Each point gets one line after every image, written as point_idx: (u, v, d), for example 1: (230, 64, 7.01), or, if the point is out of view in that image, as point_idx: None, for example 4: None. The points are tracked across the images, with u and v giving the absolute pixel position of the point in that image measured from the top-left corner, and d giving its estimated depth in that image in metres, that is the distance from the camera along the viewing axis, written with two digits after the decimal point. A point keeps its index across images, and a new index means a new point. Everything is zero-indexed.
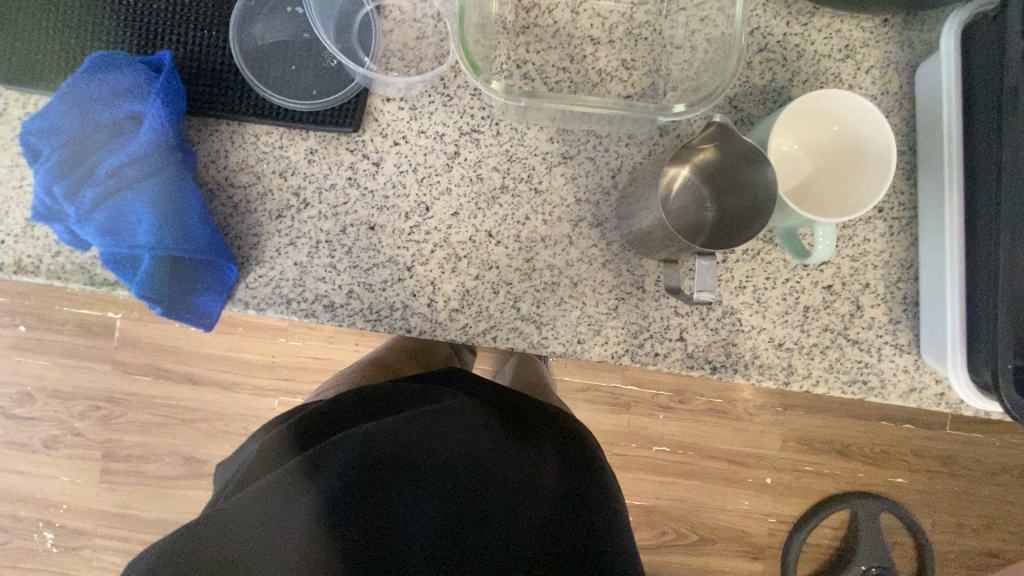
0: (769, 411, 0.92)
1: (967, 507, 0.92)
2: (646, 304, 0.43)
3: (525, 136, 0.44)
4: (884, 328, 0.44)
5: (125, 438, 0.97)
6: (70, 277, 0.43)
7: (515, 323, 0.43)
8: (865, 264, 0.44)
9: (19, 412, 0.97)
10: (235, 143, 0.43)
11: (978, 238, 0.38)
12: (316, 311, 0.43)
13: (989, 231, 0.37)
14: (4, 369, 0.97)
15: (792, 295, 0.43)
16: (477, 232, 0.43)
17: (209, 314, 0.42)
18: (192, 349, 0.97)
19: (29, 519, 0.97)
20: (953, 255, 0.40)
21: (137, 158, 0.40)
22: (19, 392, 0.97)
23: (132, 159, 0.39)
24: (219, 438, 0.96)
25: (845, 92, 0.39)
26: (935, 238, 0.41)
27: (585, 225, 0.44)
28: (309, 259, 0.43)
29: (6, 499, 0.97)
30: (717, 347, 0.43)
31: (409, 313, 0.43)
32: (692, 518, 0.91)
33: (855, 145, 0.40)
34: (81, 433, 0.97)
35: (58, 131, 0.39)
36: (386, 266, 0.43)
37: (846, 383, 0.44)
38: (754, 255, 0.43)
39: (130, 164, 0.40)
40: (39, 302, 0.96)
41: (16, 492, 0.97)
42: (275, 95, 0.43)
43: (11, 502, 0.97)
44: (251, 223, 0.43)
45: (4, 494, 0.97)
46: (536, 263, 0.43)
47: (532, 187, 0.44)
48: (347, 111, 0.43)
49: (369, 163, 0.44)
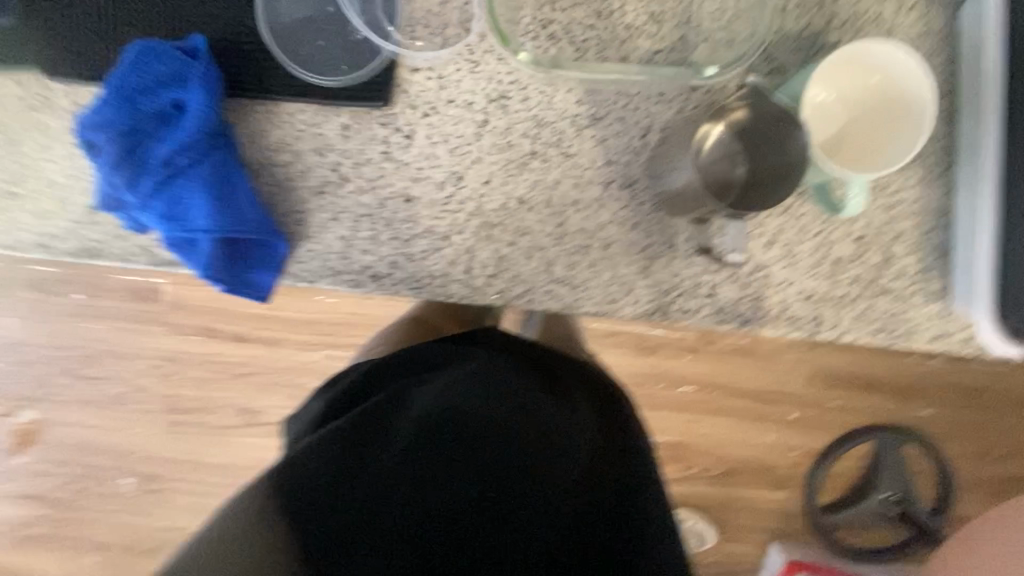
0: (796, 349, 0.93)
1: (995, 436, 0.93)
2: (677, 263, 0.44)
3: (554, 100, 0.44)
4: (915, 277, 0.44)
5: (185, 393, 1.05)
6: (135, 259, 0.46)
7: (550, 286, 0.45)
8: (899, 214, 0.44)
9: (87, 373, 1.06)
10: (271, 123, 0.45)
11: (1017, 182, 0.39)
12: (363, 281, 0.46)
13: None
14: (69, 335, 1.05)
15: (822, 247, 0.44)
16: (509, 199, 0.45)
17: (263, 289, 0.45)
18: (236, 310, 1.03)
19: (109, 467, 1.08)
20: (989, 201, 0.40)
21: (184, 145, 0.42)
22: (84, 355, 1.05)
23: (180, 146, 0.42)
24: (271, 390, 1.04)
25: (892, 42, 0.39)
26: (970, 184, 0.42)
27: (616, 187, 0.44)
28: (352, 233, 0.45)
29: (86, 450, 1.08)
30: (746, 302, 0.45)
31: (449, 280, 0.45)
32: (718, 453, 0.96)
33: (891, 96, 0.40)
34: (145, 389, 1.06)
35: (110, 123, 0.41)
36: (424, 236, 0.45)
37: (874, 331, 0.45)
38: (784, 209, 0.43)
39: (178, 151, 0.42)
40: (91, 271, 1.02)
41: (94, 444, 1.07)
42: (305, 72, 0.44)
43: (91, 453, 1.07)
44: (293, 201, 0.45)
45: (84, 446, 1.07)
46: (568, 227, 0.45)
47: (562, 151, 0.44)
48: (377, 85, 0.44)
49: (402, 136, 0.45)
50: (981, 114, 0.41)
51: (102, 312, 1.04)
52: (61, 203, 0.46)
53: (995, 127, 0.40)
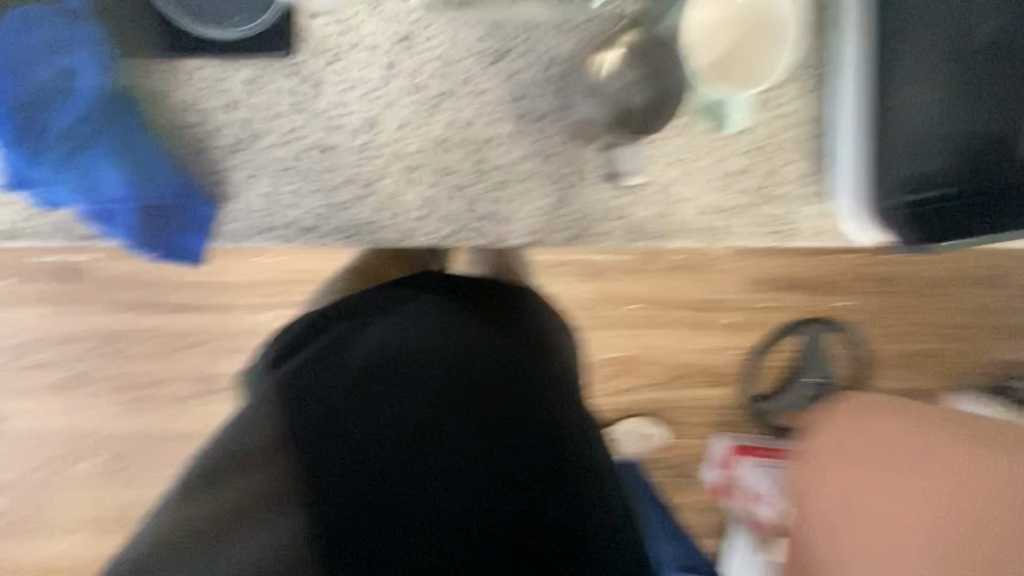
0: (723, 259, 1.02)
1: (899, 318, 1.06)
2: (588, 190, 0.48)
3: (457, 39, 0.45)
4: (797, 184, 0.50)
5: (131, 369, 1.03)
6: (51, 235, 0.45)
7: (474, 222, 0.48)
8: (780, 127, 0.49)
9: (22, 360, 1.03)
10: (170, 82, 0.44)
11: (886, 91, 0.45)
12: (292, 235, 0.47)
13: (895, 84, 0.45)
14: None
15: (717, 162, 0.48)
16: (425, 141, 0.46)
17: (192, 251, 0.46)
18: (175, 279, 1.01)
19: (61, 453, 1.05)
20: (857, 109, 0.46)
21: (86, 114, 0.42)
22: (16, 342, 1.02)
23: (82, 116, 0.42)
24: (224, 355, 1.03)
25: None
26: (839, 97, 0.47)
27: (526, 121, 0.46)
28: (274, 188, 0.46)
29: (33, 438, 1.05)
30: (654, 220, 0.49)
31: (376, 226, 0.47)
32: (661, 361, 1.05)
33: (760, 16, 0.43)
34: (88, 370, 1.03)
35: (5, 100, 0.41)
36: (346, 185, 0.46)
37: (767, 236, 0.50)
38: (680, 129, 0.47)
39: (81, 120, 0.42)
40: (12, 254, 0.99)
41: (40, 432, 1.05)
42: (196, 24, 0.43)
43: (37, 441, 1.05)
44: (208, 161, 0.45)
45: (29, 435, 1.05)
46: (484, 163, 0.47)
47: (471, 90, 0.46)
48: (277, 34, 0.44)
49: (309, 84, 0.45)
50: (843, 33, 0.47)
51: (28, 295, 1.01)
52: None
53: (860, 39, 0.45)
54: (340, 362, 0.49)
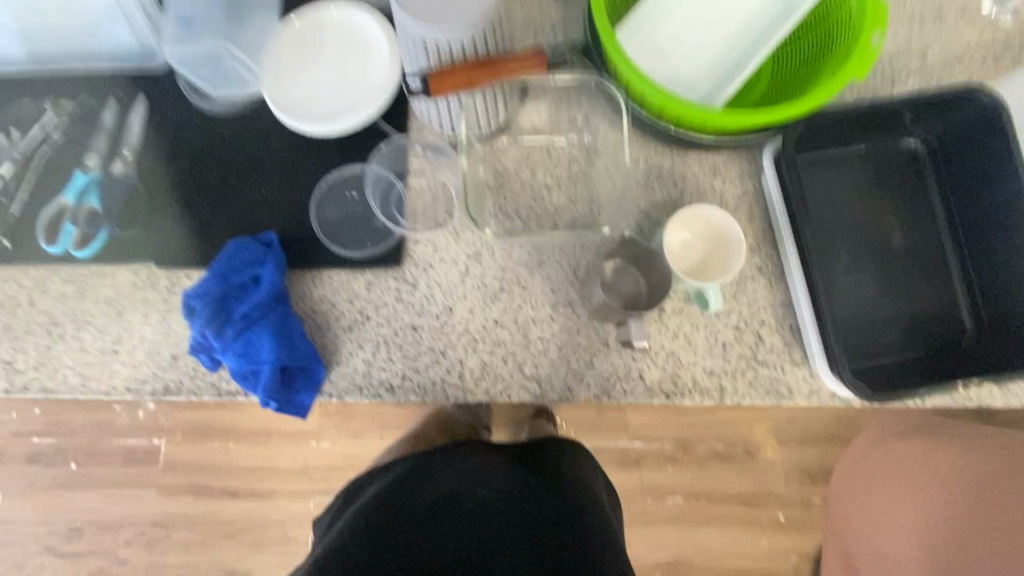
0: (754, 443, 1.06)
1: None
2: (611, 357, 0.62)
3: (512, 253, 0.64)
4: (782, 352, 0.62)
5: (169, 560, 1.09)
6: (204, 391, 0.61)
7: (523, 382, 0.61)
8: (759, 308, 0.63)
9: (66, 549, 1.09)
10: (315, 284, 0.63)
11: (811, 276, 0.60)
12: (382, 393, 0.61)
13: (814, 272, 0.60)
14: (60, 507, 1.10)
15: (712, 335, 0.62)
16: (487, 321, 0.63)
17: (304, 404, 0.61)
18: (231, 465, 1.10)
19: None
20: (801, 290, 0.61)
21: (260, 304, 0.59)
22: (68, 529, 1.09)
23: (257, 306, 0.59)
24: (247, 547, 1.09)
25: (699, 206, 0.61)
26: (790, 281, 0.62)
27: (561, 307, 0.63)
28: (374, 356, 0.62)
29: None
30: (668, 381, 0.61)
31: (446, 385, 0.61)
32: (695, 559, 1.04)
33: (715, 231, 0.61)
34: (126, 560, 1.09)
35: (208, 292, 0.59)
36: (427, 354, 0.62)
37: (763, 394, 0.61)
38: (680, 311, 0.62)
39: (256, 308, 0.59)
40: (88, 439, 1.10)
41: None
42: (341, 249, 0.64)
43: None
44: (330, 337, 0.62)
45: None
46: (531, 337, 0.62)
47: (521, 286, 0.63)
48: (390, 253, 0.64)
49: (408, 285, 0.64)
50: (782, 236, 0.63)
51: (94, 478, 1.10)
52: (151, 355, 0.62)
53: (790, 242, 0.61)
54: (397, 508, 0.57)
